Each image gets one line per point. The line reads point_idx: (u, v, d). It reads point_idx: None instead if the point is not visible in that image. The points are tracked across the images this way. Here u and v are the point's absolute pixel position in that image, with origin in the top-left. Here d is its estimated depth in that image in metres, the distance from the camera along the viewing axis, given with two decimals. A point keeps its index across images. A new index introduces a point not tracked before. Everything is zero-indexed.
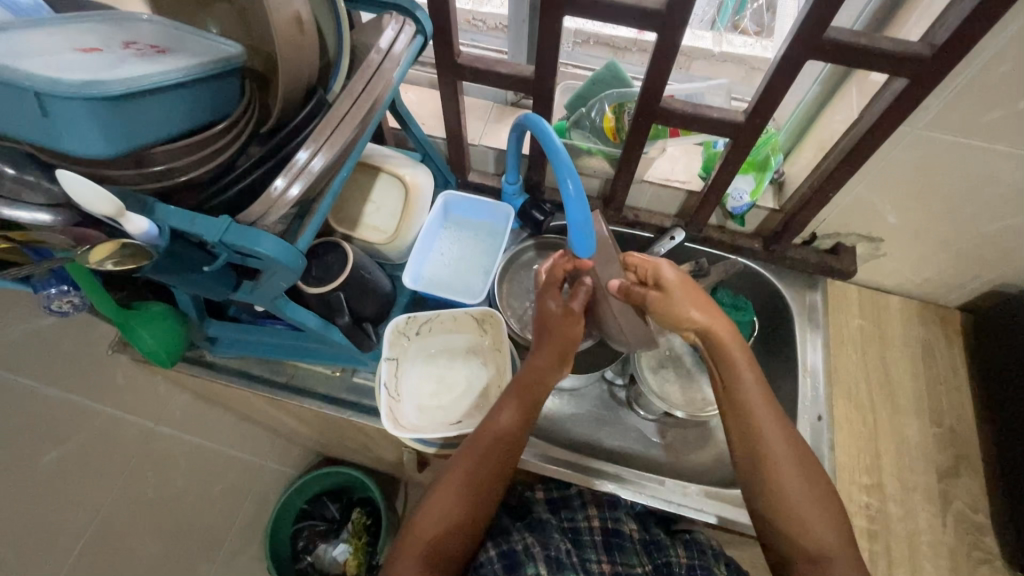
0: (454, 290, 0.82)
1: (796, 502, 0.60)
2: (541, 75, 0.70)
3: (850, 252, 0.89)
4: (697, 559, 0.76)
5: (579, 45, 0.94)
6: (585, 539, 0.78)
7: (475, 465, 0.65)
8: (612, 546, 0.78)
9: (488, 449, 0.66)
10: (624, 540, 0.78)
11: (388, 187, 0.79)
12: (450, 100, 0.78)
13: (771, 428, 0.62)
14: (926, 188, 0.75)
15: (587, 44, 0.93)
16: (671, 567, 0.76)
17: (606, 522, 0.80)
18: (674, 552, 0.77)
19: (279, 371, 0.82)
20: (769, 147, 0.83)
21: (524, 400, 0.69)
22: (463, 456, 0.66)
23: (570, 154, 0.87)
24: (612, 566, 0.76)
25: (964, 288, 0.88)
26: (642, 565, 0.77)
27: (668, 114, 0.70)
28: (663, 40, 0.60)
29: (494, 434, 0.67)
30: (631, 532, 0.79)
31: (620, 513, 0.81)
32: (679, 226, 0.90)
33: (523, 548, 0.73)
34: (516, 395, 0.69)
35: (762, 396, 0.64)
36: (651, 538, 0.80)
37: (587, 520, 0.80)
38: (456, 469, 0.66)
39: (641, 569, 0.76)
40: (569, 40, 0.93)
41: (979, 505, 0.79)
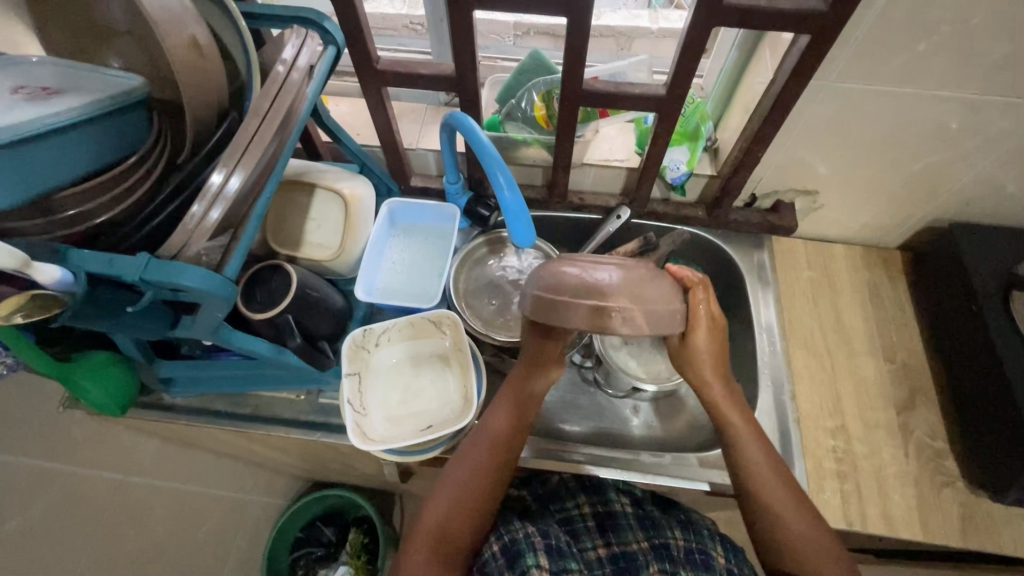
0: (408, 296, 0.82)
1: (787, 523, 0.61)
2: (462, 70, 0.70)
3: (789, 208, 0.92)
4: (694, 542, 0.75)
5: (521, 36, 0.94)
6: (578, 527, 0.78)
7: (475, 466, 0.66)
8: (606, 527, 0.78)
9: (485, 450, 0.67)
10: (618, 520, 0.78)
11: (328, 203, 0.78)
12: (377, 107, 0.77)
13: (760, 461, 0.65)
14: (848, 137, 0.77)
15: (528, 36, 0.94)
16: (668, 548, 0.74)
17: (597, 506, 0.81)
18: (672, 533, 0.76)
19: (242, 404, 0.80)
20: (696, 116, 0.85)
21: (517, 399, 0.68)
22: (464, 462, 0.67)
23: (507, 146, 0.87)
24: (608, 548, 0.75)
25: (900, 228, 0.93)
26: (639, 540, 0.76)
27: (592, 96, 0.71)
28: (574, 23, 0.61)
29: (488, 438, 0.68)
30: (623, 509, 0.80)
31: (610, 495, 0.82)
32: (623, 204, 0.91)
33: (524, 537, 0.69)
34: (508, 396, 0.69)
35: (740, 418, 0.67)
36: (645, 514, 0.80)
37: (578, 507, 0.81)
38: (457, 477, 0.66)
39: (638, 545, 0.75)
40: (508, 34, 0.94)
41: (937, 432, 0.82)
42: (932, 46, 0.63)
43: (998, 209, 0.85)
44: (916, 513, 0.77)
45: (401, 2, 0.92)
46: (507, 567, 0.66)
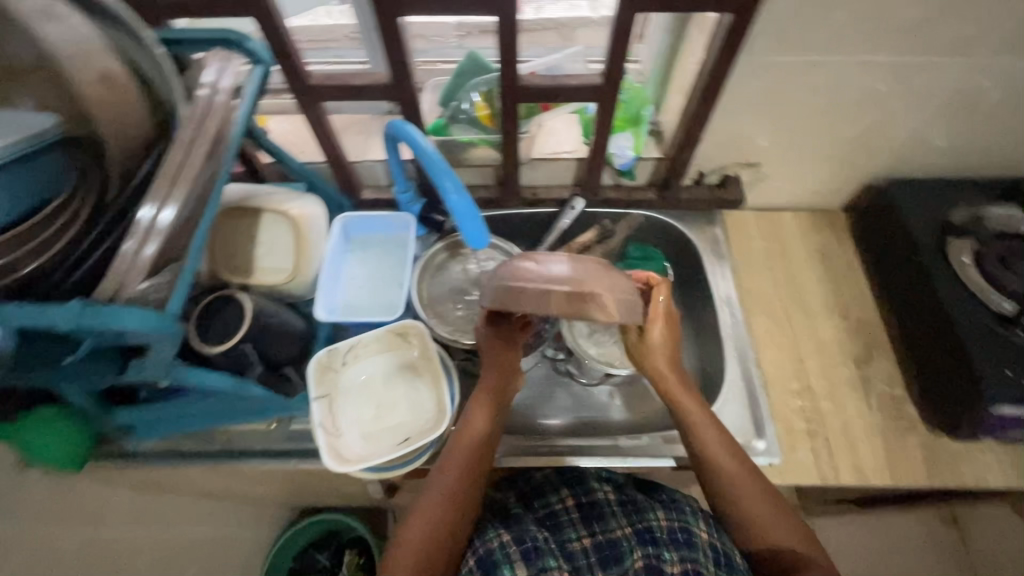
0: (372, 310, 0.81)
1: (752, 505, 0.64)
2: (397, 78, 0.69)
3: (737, 182, 0.94)
4: (678, 520, 0.70)
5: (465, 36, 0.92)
6: (562, 520, 0.73)
7: (459, 469, 0.66)
8: (590, 518, 0.72)
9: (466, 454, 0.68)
10: (601, 509, 0.73)
11: (276, 226, 0.76)
12: (316, 122, 0.76)
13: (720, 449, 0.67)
14: (781, 108, 0.80)
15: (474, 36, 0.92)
16: (653, 532, 0.69)
17: (579, 497, 0.75)
18: (655, 515, 0.71)
19: (210, 440, 0.78)
20: (636, 98, 0.85)
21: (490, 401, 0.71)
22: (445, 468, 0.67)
23: (455, 149, 0.88)
24: (592, 538, 0.70)
25: (841, 190, 0.97)
26: (622, 527, 0.70)
27: (530, 91, 0.71)
28: (502, 20, 0.61)
29: (465, 441, 0.68)
30: (605, 496, 0.75)
31: (591, 483, 0.77)
32: (576, 195, 0.91)
33: (499, 547, 0.66)
34: (481, 398, 0.71)
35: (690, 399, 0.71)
36: (628, 500, 0.75)
37: (561, 501, 0.75)
38: (442, 482, 0.66)
39: (621, 532, 0.70)
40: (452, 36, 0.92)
41: (895, 381, 0.86)
42: (847, 14, 0.66)
43: (928, 162, 0.89)
44: (883, 460, 0.80)
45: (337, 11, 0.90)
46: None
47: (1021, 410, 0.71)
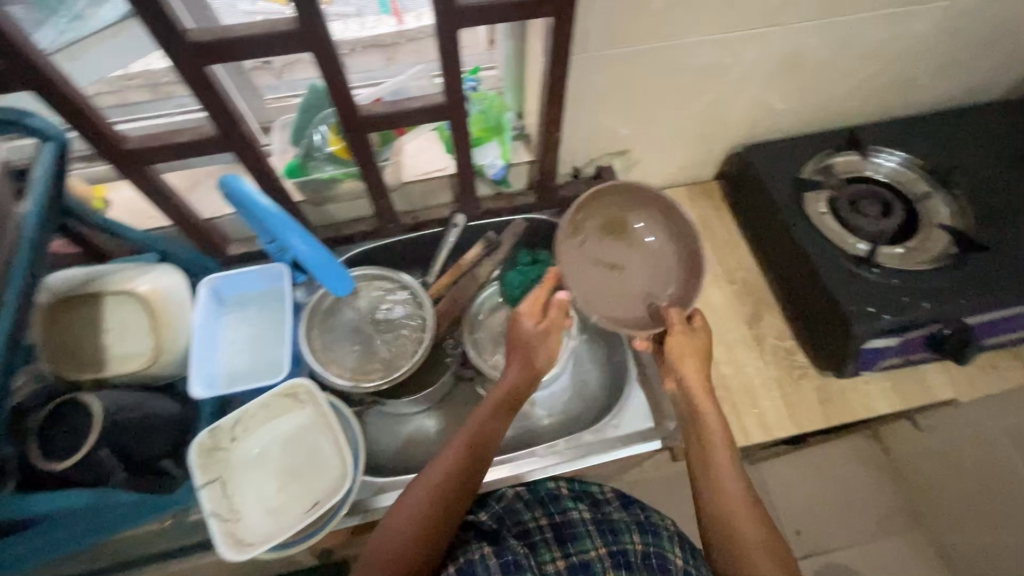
0: (257, 374, 0.76)
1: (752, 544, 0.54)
2: (223, 129, 0.64)
3: (610, 171, 0.96)
4: (652, 546, 0.69)
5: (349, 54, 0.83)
6: (537, 540, 0.69)
7: (420, 519, 0.57)
8: (565, 539, 0.69)
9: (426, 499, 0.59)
10: (576, 529, 0.70)
11: (125, 308, 0.69)
12: (149, 187, 0.69)
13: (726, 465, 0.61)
14: (629, 97, 0.82)
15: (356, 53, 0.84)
16: (627, 556, 0.67)
17: (554, 517, 0.72)
18: (630, 538, 0.69)
19: (96, 554, 0.71)
20: (495, 109, 0.85)
21: (473, 444, 0.63)
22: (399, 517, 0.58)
23: (321, 187, 0.84)
24: (567, 560, 0.66)
25: (708, 161, 1.01)
26: (598, 548, 0.67)
27: (374, 120, 0.68)
28: (319, 55, 0.58)
29: (434, 482, 0.60)
30: (581, 517, 0.72)
31: (566, 504, 0.74)
32: (456, 211, 0.89)
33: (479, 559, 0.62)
34: (462, 441, 0.63)
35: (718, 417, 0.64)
36: (604, 519, 0.72)
37: (535, 520, 0.72)
38: (397, 528, 0.57)
39: (596, 553, 0.67)
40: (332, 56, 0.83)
41: (783, 333, 0.91)
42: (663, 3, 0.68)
43: (776, 123, 0.95)
44: (783, 410, 0.85)
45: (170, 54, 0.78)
46: None
47: (888, 340, 0.79)
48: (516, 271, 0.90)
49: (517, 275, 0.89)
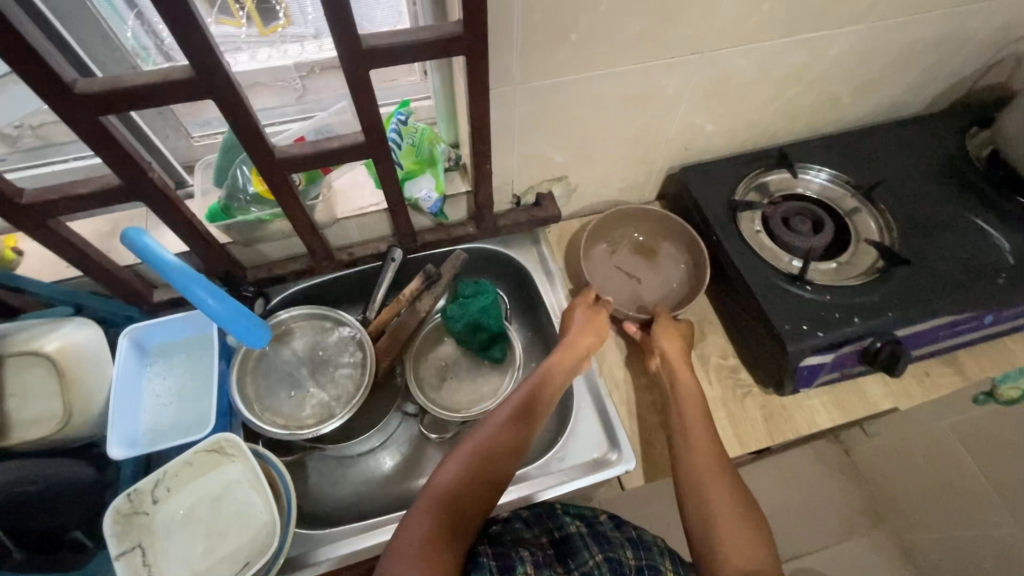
0: (183, 430, 0.72)
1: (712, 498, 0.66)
2: (128, 177, 0.61)
3: (549, 198, 0.96)
4: (645, 557, 0.67)
5: (307, 76, 0.82)
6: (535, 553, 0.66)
7: (429, 529, 0.58)
8: (565, 555, 0.67)
9: (433, 507, 0.60)
10: (573, 543, 0.68)
11: (34, 370, 0.66)
12: (53, 242, 0.65)
13: (699, 437, 0.73)
14: (560, 125, 0.82)
15: (314, 75, 0.82)
16: (625, 568, 0.65)
17: (553, 533, 0.70)
18: (626, 552, 0.67)
19: None
20: (427, 142, 0.84)
21: (479, 450, 0.65)
22: (411, 522, 0.59)
23: (247, 229, 0.81)
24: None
25: (648, 181, 1.02)
26: (595, 558, 0.65)
27: (292, 162, 0.66)
28: (223, 100, 0.56)
29: (439, 490, 0.62)
30: (577, 530, 0.70)
31: (563, 518, 0.72)
32: (394, 246, 0.88)
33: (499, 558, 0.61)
34: (468, 448, 0.65)
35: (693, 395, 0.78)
36: (600, 532, 0.70)
37: (535, 537, 0.70)
38: (408, 538, 0.57)
39: (593, 563, 0.65)
40: (293, 77, 0.81)
41: (727, 352, 0.92)
42: (581, 35, 0.68)
43: (710, 144, 0.97)
44: (730, 430, 0.85)
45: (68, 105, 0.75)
46: None
47: (823, 357, 0.79)
48: (457, 303, 0.88)
49: (458, 307, 0.87)
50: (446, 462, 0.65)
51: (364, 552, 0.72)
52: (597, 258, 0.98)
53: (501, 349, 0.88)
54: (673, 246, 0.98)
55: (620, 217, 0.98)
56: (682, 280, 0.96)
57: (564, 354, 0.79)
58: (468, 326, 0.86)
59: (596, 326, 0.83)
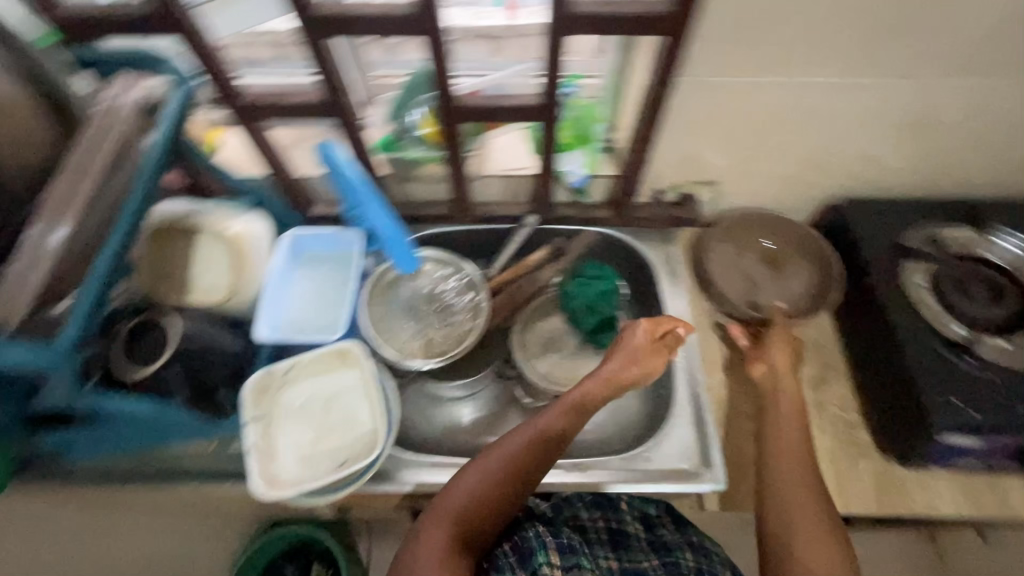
0: (315, 330, 0.80)
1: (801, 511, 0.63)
2: (332, 95, 0.68)
3: (693, 200, 0.92)
4: (705, 566, 0.73)
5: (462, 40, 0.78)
6: (591, 534, 0.74)
7: (441, 544, 0.58)
8: (617, 543, 0.74)
9: (525, 439, 0.65)
10: (628, 539, 0.75)
11: (212, 247, 0.75)
12: (256, 139, 0.75)
13: (793, 446, 0.69)
14: (729, 126, 0.79)
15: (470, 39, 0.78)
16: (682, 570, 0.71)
17: (611, 522, 0.76)
18: (684, 556, 0.73)
19: (147, 463, 0.78)
20: (589, 118, 0.85)
21: (507, 465, 0.63)
22: (501, 444, 0.65)
23: (405, 166, 0.88)
24: (619, 562, 0.71)
25: (801, 207, 0.96)
26: (650, 559, 0.72)
27: (469, 111, 0.70)
28: (432, 39, 0.61)
29: (538, 427, 0.67)
30: (636, 531, 0.76)
31: (623, 515, 0.78)
32: (529, 212, 0.90)
33: (536, 535, 0.65)
34: (495, 463, 0.64)
35: (788, 401, 0.73)
36: (658, 539, 0.76)
37: (591, 521, 0.76)
38: (419, 549, 0.58)
39: (648, 563, 0.71)
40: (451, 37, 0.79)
41: (848, 404, 0.85)
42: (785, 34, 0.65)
43: (883, 181, 0.89)
44: (834, 486, 0.79)
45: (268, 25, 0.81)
46: (519, 565, 0.62)
47: (969, 440, 0.71)
48: (578, 281, 0.88)
49: (578, 285, 0.88)
50: (468, 472, 0.64)
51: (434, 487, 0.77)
52: (723, 257, 0.93)
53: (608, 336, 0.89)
54: (808, 264, 0.92)
55: (758, 223, 0.94)
56: (807, 298, 0.90)
57: (615, 365, 0.73)
58: (584, 305, 0.88)
59: (648, 341, 0.75)
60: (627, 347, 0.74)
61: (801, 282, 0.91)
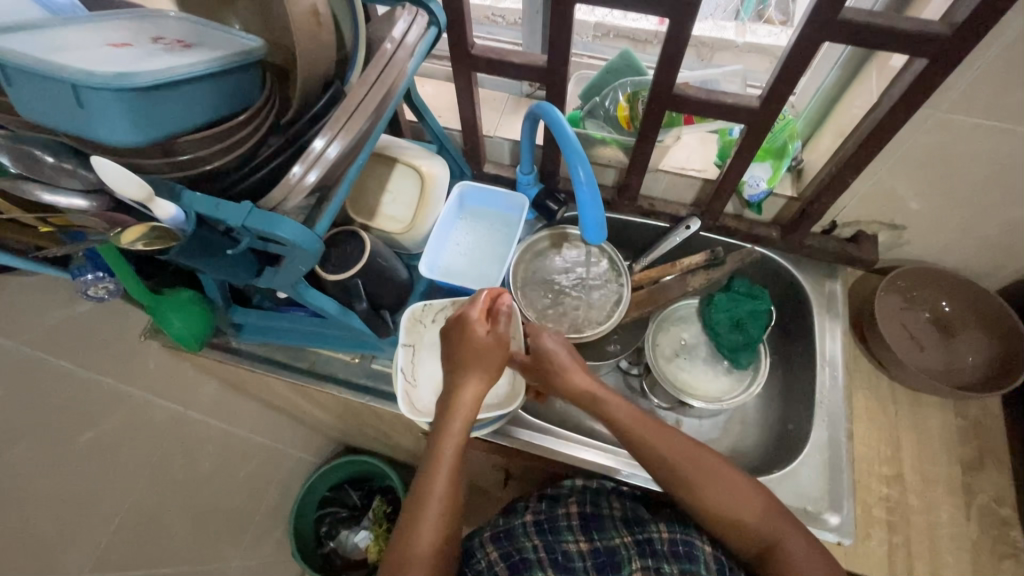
0: (470, 279, 0.83)
1: (743, 516, 0.64)
2: (554, 63, 0.70)
3: (871, 241, 0.87)
4: (680, 533, 0.72)
5: (598, 37, 0.95)
6: (561, 524, 0.77)
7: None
8: (590, 526, 0.76)
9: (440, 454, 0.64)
10: (603, 519, 0.76)
11: (405, 178, 0.80)
12: (464, 91, 0.79)
13: (718, 488, 0.65)
14: (948, 174, 0.73)
15: (608, 38, 0.94)
16: (653, 545, 0.72)
17: (584, 506, 0.78)
18: (656, 528, 0.73)
19: (300, 358, 0.85)
20: (786, 133, 0.81)
21: (444, 506, 0.63)
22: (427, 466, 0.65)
23: (583, 144, 0.87)
24: (590, 544, 0.74)
25: (994, 275, 0.87)
26: (621, 536, 0.74)
27: (681, 101, 0.70)
28: (676, 26, 0.61)
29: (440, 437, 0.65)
30: (612, 511, 0.77)
31: (601, 497, 0.79)
32: (694, 215, 0.89)
33: (486, 566, 0.75)
34: (434, 513, 0.63)
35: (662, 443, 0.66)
36: (635, 514, 0.77)
37: (564, 508, 0.78)
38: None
39: (621, 540, 0.73)
40: (588, 34, 0.94)
41: (1004, 499, 0.77)
42: None
43: None
44: None
45: None
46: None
47: None
48: (726, 295, 0.88)
49: (727, 298, 0.87)
50: (413, 528, 0.62)
51: (529, 445, 0.80)
52: (888, 306, 0.87)
53: (749, 358, 0.86)
54: (981, 333, 0.85)
55: (939, 279, 0.86)
56: (975, 371, 0.84)
57: (467, 389, 0.66)
58: (729, 319, 0.87)
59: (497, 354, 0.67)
60: (462, 374, 0.66)
61: (973, 352, 0.85)
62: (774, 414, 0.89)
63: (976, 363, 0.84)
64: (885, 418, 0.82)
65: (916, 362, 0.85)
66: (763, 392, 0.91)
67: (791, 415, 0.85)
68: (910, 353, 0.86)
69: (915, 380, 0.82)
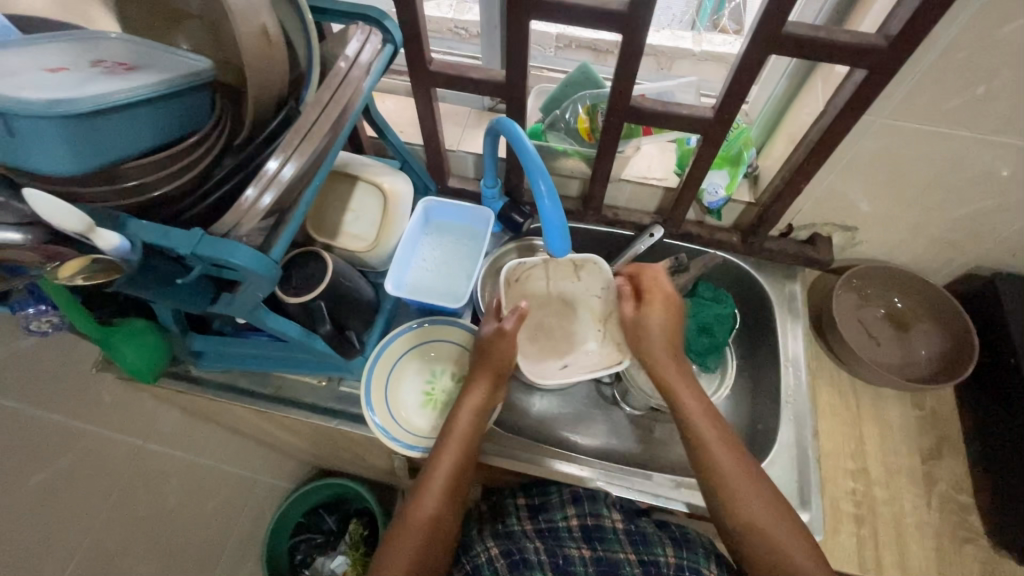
0: (437, 294, 0.82)
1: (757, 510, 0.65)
2: (513, 78, 0.71)
3: (827, 242, 0.90)
4: (687, 560, 0.75)
5: (560, 49, 0.95)
6: (563, 535, 0.79)
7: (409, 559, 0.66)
8: (591, 538, 0.77)
9: (454, 441, 0.71)
10: (605, 533, 0.78)
11: (368, 196, 0.79)
12: (426, 106, 0.79)
13: (721, 448, 0.68)
14: (893, 176, 0.76)
15: (568, 49, 0.95)
16: (659, 567, 0.74)
17: (585, 519, 0.79)
18: (663, 550, 0.76)
19: (266, 383, 0.82)
20: (741, 141, 0.84)
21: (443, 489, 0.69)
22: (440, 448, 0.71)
23: (546, 155, 0.88)
24: (592, 552, 0.77)
25: (942, 271, 0.91)
26: (626, 551, 0.76)
27: (638, 113, 0.71)
28: (630, 40, 0.62)
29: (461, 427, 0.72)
30: (613, 524, 0.78)
31: (600, 506, 0.80)
32: (657, 223, 0.91)
33: (486, 562, 0.77)
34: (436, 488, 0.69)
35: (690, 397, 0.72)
36: (636, 530, 0.78)
37: (565, 519, 0.80)
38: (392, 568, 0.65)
39: (625, 556, 0.76)
40: (549, 46, 0.95)
41: (962, 486, 0.80)
42: (992, 91, 0.62)
43: None
44: (933, 565, 0.75)
45: (448, 6, 0.95)
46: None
47: None
48: (692, 300, 0.89)
49: (693, 304, 0.89)
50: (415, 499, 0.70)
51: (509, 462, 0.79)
52: (845, 305, 0.90)
53: (715, 361, 0.89)
54: (933, 327, 0.89)
55: (891, 277, 0.89)
56: (929, 364, 0.88)
57: (476, 389, 0.74)
58: (696, 324, 0.88)
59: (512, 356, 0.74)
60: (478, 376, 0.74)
61: (927, 345, 0.89)
62: (743, 414, 0.90)
63: (930, 356, 0.88)
64: (848, 413, 0.85)
65: (875, 357, 0.88)
66: (732, 393, 0.93)
67: (760, 415, 0.87)
68: (869, 349, 0.89)
69: (876, 376, 0.84)
